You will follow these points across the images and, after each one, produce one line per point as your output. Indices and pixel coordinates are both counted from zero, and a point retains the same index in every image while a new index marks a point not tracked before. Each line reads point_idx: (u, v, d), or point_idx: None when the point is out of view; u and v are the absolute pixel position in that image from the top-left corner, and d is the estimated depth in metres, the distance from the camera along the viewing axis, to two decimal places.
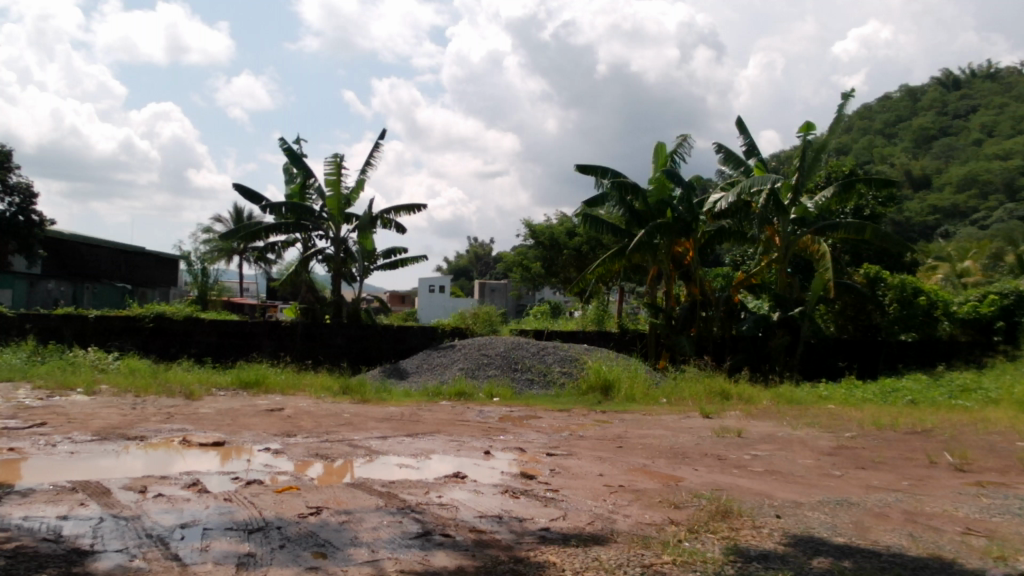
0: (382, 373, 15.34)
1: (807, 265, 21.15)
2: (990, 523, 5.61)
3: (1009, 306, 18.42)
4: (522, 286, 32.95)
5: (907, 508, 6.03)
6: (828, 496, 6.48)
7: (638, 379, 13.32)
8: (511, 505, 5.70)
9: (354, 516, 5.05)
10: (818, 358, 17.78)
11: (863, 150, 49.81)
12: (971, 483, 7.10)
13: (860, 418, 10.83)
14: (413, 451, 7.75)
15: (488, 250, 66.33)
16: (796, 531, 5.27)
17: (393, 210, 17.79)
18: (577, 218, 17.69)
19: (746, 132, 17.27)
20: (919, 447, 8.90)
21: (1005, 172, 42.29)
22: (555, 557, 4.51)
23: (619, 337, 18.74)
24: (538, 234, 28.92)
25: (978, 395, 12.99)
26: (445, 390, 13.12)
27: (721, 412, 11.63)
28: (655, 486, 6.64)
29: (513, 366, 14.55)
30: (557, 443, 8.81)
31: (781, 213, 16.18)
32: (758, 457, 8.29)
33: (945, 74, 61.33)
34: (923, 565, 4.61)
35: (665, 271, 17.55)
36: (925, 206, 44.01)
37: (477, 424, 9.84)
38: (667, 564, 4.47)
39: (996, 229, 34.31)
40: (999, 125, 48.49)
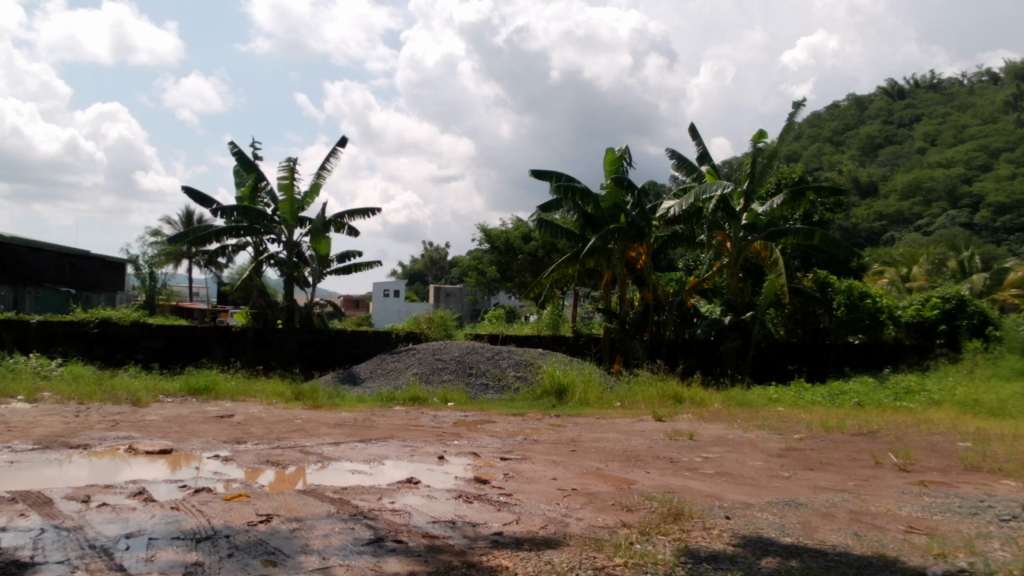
0: (336, 377, 15.27)
1: (757, 270, 21.59)
2: (932, 521, 5.77)
3: (951, 310, 18.87)
4: (477, 289, 32.98)
5: (852, 508, 6.17)
6: (777, 497, 6.60)
7: (593, 382, 13.40)
8: (465, 510, 5.70)
9: (304, 523, 5.00)
10: (768, 362, 18.32)
11: (812, 158, 51.00)
12: (914, 483, 7.30)
13: (809, 419, 11.10)
14: (366, 457, 7.68)
15: (443, 254, 66.36)
16: (745, 532, 5.36)
17: (347, 214, 17.67)
18: (532, 223, 17.76)
19: (698, 139, 17.56)
20: (865, 448, 9.13)
21: (947, 180, 43.64)
22: (509, 561, 4.53)
23: (573, 341, 18.89)
24: (494, 238, 29.02)
25: (922, 396, 13.38)
26: (399, 395, 13.07)
27: (674, 415, 11.76)
28: (608, 489, 6.69)
29: (467, 370, 14.53)
30: (512, 447, 8.85)
31: (732, 219, 16.43)
32: (709, 458, 8.43)
33: (890, 83, 63.04)
34: (868, 563, 4.72)
35: (618, 276, 17.73)
36: (871, 212, 45.02)
37: (431, 429, 9.81)
38: (619, 566, 4.51)
39: (939, 236, 35.47)
40: (942, 134, 50.15)
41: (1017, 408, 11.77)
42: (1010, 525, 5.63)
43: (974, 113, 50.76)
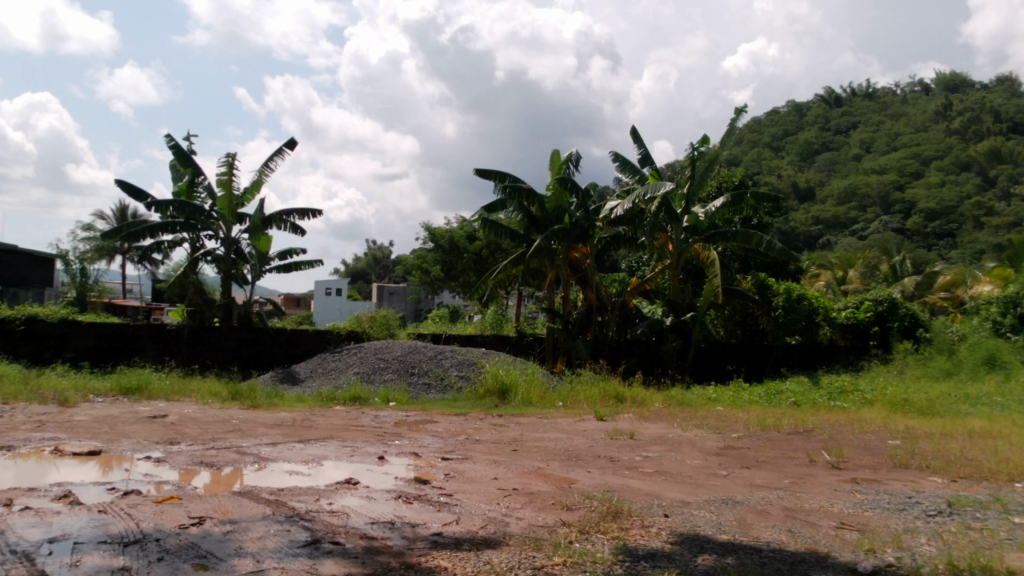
0: (274, 377, 15.00)
1: (698, 271, 22.00)
2: (862, 517, 5.93)
3: (883, 312, 19.30)
4: (421, 289, 32.77)
5: (786, 505, 6.31)
6: (714, 495, 6.71)
7: (535, 382, 13.45)
8: (405, 511, 5.67)
9: (239, 526, 4.90)
10: (707, 362, 18.81)
11: (753, 163, 52.03)
12: (846, 480, 7.50)
13: (746, 419, 11.30)
14: (305, 457, 7.57)
15: (386, 253, 65.78)
16: (682, 530, 5.42)
17: (288, 211, 17.40)
18: (475, 222, 17.71)
19: (640, 141, 17.77)
20: (800, 446, 9.34)
21: (881, 186, 44.95)
22: (447, 561, 4.51)
23: (517, 340, 18.98)
24: (437, 237, 28.90)
25: (855, 396, 13.76)
26: (339, 395, 12.93)
27: (615, 414, 11.93)
28: (549, 489, 6.71)
29: (409, 370, 14.44)
30: (453, 447, 8.81)
31: (673, 220, 16.67)
32: (648, 457, 8.53)
33: (828, 91, 64.71)
34: (800, 559, 4.83)
35: (562, 276, 17.84)
36: (809, 216, 45.88)
37: (372, 429, 9.71)
38: (558, 565, 4.52)
39: (873, 240, 36.46)
40: (876, 142, 51.71)
41: (945, 407, 12.16)
42: (936, 520, 5.82)
43: (907, 123, 53.33)
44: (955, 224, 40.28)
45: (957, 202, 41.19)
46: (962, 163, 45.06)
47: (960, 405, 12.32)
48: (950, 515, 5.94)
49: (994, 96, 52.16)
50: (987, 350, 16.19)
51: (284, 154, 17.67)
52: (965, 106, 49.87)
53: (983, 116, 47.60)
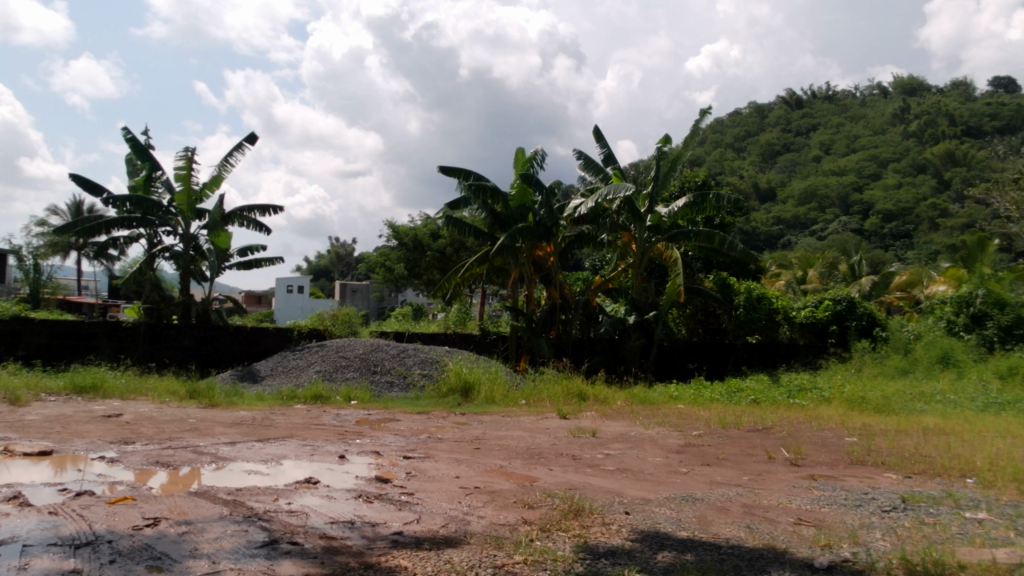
0: (233, 375, 14.81)
1: (661, 270, 22.25)
2: (819, 514, 6.03)
3: (841, 312, 19.47)
4: (384, 287, 32.55)
5: (746, 502, 6.39)
6: (674, 493, 6.76)
7: (498, 380, 13.46)
8: (365, 510, 5.63)
9: (194, 526, 4.83)
10: (669, 360, 18.98)
11: (715, 163, 52.54)
12: (804, 477, 7.61)
13: (707, 417, 11.42)
14: (264, 457, 7.48)
15: (349, 250, 65.24)
16: (642, 527, 5.47)
17: (248, 208, 17.19)
18: (439, 220, 17.65)
19: (604, 141, 17.85)
20: (759, 443, 9.47)
21: (841, 188, 45.71)
22: (407, 561, 4.48)
23: (480, 339, 18.99)
24: (401, 235, 28.74)
25: (813, 394, 13.94)
26: (300, 394, 12.81)
27: (578, 412, 11.96)
28: (511, 487, 6.71)
29: (371, 368, 14.35)
30: (415, 446, 8.77)
31: (636, 219, 16.76)
32: (610, 455, 8.60)
33: (789, 93, 65.64)
34: (758, 555, 4.89)
35: (526, 274, 17.87)
36: (770, 216, 46.39)
37: (333, 428, 9.63)
38: (519, 564, 4.53)
39: (832, 241, 37.02)
40: (836, 144, 52.62)
41: (900, 405, 12.40)
42: (891, 516, 5.93)
43: (866, 125, 54.47)
44: (911, 225, 41.11)
45: (914, 204, 42.05)
46: (918, 165, 46.06)
47: (915, 403, 12.55)
48: (904, 511, 6.06)
49: (949, 100, 53.37)
50: (942, 350, 16.52)
51: (244, 150, 17.46)
52: (921, 109, 51.02)
53: (939, 120, 48.72)
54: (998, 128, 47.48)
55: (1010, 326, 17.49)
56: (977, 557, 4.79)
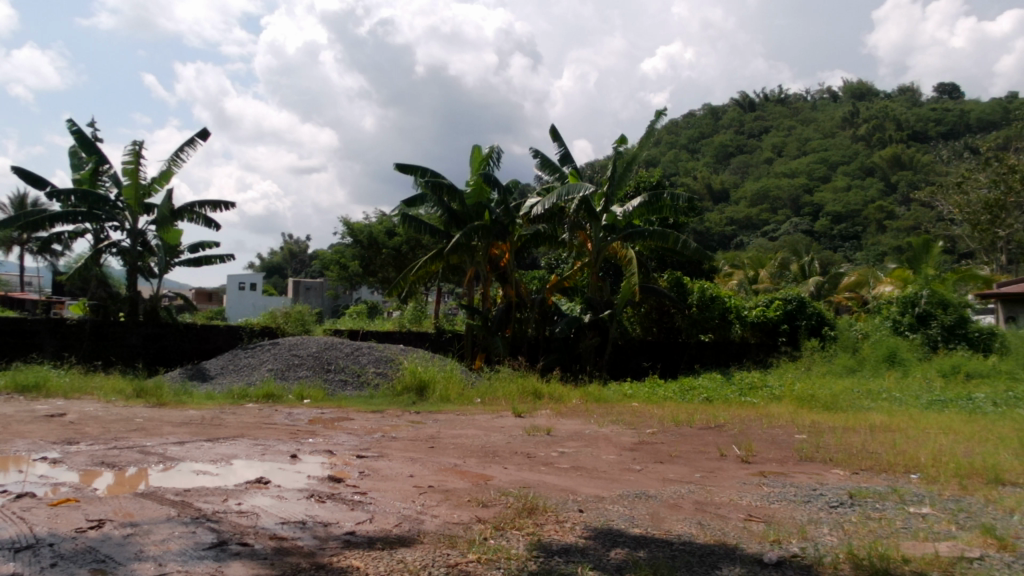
0: (182, 373, 14.56)
1: (616, 269, 22.44)
2: (768, 509, 6.13)
3: (792, 311, 19.85)
4: (338, 284, 32.24)
5: (697, 498, 6.46)
6: (628, 490, 6.82)
7: (453, 378, 13.40)
8: (317, 510, 5.57)
9: (140, 528, 4.72)
10: (623, 359, 19.18)
11: (670, 164, 53.10)
12: (754, 473, 7.73)
13: (661, 414, 11.54)
14: (214, 456, 7.36)
15: (303, 247, 64.48)
16: (596, 525, 5.50)
17: (199, 204, 16.88)
18: (394, 217, 17.53)
19: (560, 140, 17.92)
20: (711, 441, 9.58)
21: (792, 189, 46.56)
22: (359, 561, 4.44)
23: (436, 337, 18.94)
24: (356, 232, 28.55)
25: (764, 392, 14.17)
26: (252, 392, 12.65)
27: (533, 411, 11.95)
28: (465, 486, 6.70)
29: (325, 367, 14.22)
30: (368, 445, 8.69)
31: (592, 218, 16.87)
32: (565, 453, 8.63)
33: (742, 95, 66.68)
34: (709, 551, 4.95)
35: (481, 273, 17.86)
36: (723, 217, 46.83)
37: (285, 428, 9.51)
38: (472, 562, 4.52)
39: (784, 241, 37.66)
40: (787, 146, 53.64)
41: (847, 402, 12.67)
42: (838, 511, 6.06)
43: (816, 129, 55.64)
44: (860, 226, 42.12)
45: (862, 206, 43.12)
46: (866, 168, 47.18)
47: (862, 401, 12.84)
48: (851, 506, 6.19)
49: (896, 105, 54.73)
50: (888, 348, 16.92)
51: (195, 144, 17.14)
52: (870, 114, 52.29)
53: (886, 124, 49.94)
54: (942, 133, 48.65)
55: (953, 326, 18.04)
56: (920, 551, 4.91)
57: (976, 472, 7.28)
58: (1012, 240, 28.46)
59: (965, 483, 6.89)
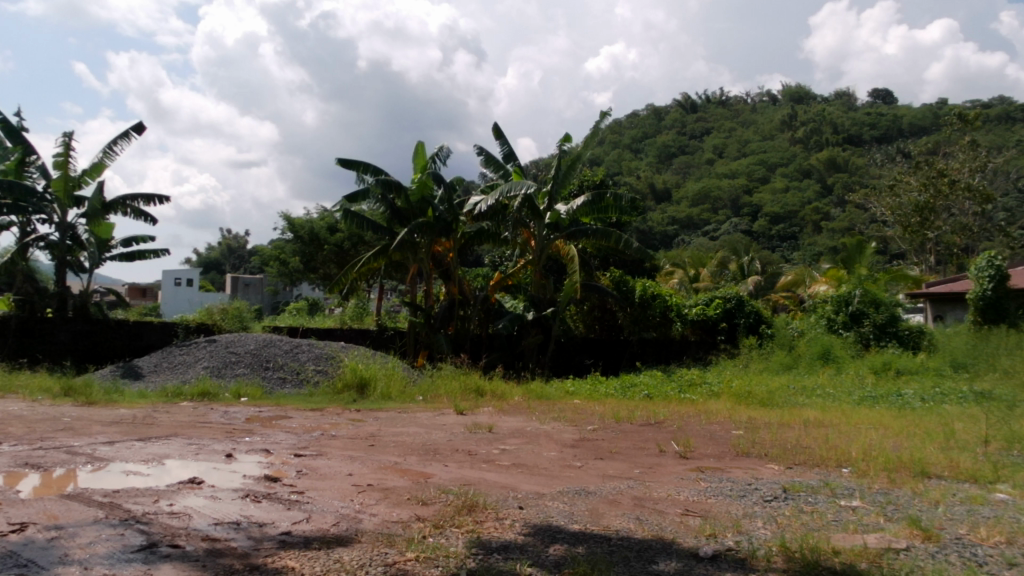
0: (113, 371, 14.15)
1: (559, 267, 22.59)
2: (705, 504, 6.23)
3: (731, 308, 20.11)
4: (278, 280, 31.73)
5: (636, 494, 6.55)
6: (569, 486, 6.88)
7: (395, 376, 13.31)
8: (253, 510, 5.47)
9: (65, 531, 4.58)
10: (566, 356, 19.48)
11: (614, 163, 53.59)
12: (692, 469, 7.85)
13: (601, 411, 11.64)
14: (146, 456, 7.18)
15: (243, 243, 63.28)
16: (535, 522, 5.51)
17: (132, 197, 16.43)
18: (336, 213, 17.32)
19: (505, 138, 17.94)
20: (650, 437, 9.69)
21: (732, 190, 47.47)
22: (295, 561, 4.38)
23: (377, 334, 18.81)
24: (298, 228, 28.16)
25: (703, 389, 14.43)
26: (187, 390, 12.38)
27: (475, 408, 11.96)
28: (404, 484, 6.66)
29: (263, 364, 13.99)
30: (307, 444, 8.58)
31: (535, 217, 16.93)
32: (506, 450, 8.65)
33: (684, 96, 67.84)
34: (647, 546, 5.01)
35: (424, 270, 17.79)
36: (665, 216, 47.16)
37: (220, 426, 9.34)
38: (410, 561, 4.50)
39: (724, 241, 38.26)
40: (728, 148, 54.76)
41: (783, 399, 12.96)
42: (772, 505, 6.19)
43: (756, 132, 56.84)
44: (796, 227, 43.16)
45: (799, 207, 44.38)
46: (803, 170, 48.38)
47: (797, 397, 13.17)
48: (784, 500, 6.34)
49: (832, 109, 56.30)
50: (822, 346, 17.39)
51: (129, 137, 16.69)
52: (807, 118, 53.74)
53: (823, 128, 51.33)
54: (876, 137, 50.16)
55: (884, 324, 18.60)
56: (850, 542, 5.05)
57: (903, 465, 7.53)
58: (939, 242, 29.47)
59: (894, 476, 7.11)
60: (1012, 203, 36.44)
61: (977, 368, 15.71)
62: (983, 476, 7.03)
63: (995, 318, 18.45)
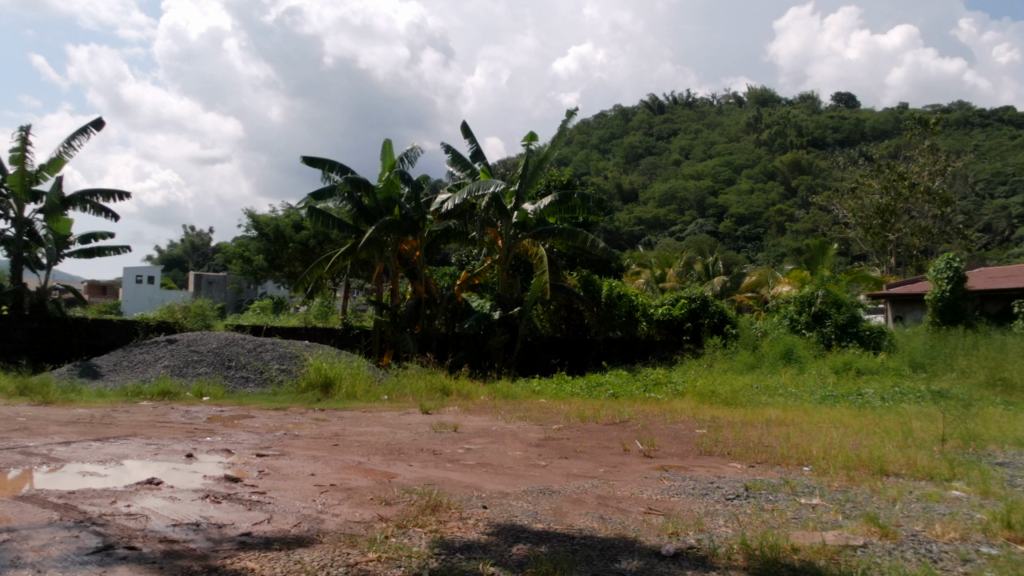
0: (71, 370, 13.89)
1: (526, 266, 22.61)
2: (668, 503, 6.29)
3: (696, 309, 20.22)
4: (242, 278, 31.38)
5: (600, 493, 6.59)
6: (532, 485, 6.89)
7: (360, 375, 13.24)
8: (212, 511, 5.41)
9: (17, 534, 4.49)
10: (533, 356, 19.58)
11: (581, 164, 53.79)
12: (656, 468, 7.93)
13: (567, 411, 11.66)
14: (103, 457, 7.07)
15: (206, 240, 62.42)
16: (499, 521, 5.52)
17: (91, 193, 16.15)
18: (302, 210, 17.17)
19: (472, 136, 17.93)
20: (615, 436, 9.77)
21: (698, 191, 47.93)
22: (255, 563, 4.34)
23: (343, 333, 18.71)
24: (262, 226, 27.86)
25: (668, 388, 14.57)
26: (147, 390, 12.19)
27: (441, 407, 11.93)
28: (368, 484, 6.63)
29: (226, 363, 13.84)
30: (269, 443, 8.50)
31: (502, 216, 16.95)
32: (471, 450, 8.63)
33: (652, 98, 68.42)
34: (609, 545, 5.05)
35: (391, 269, 17.72)
36: (632, 217, 47.30)
37: (181, 426, 9.23)
38: (372, 561, 4.48)
39: (690, 241, 38.58)
40: (694, 150, 55.34)
41: (746, 398, 13.13)
42: (733, 503, 6.27)
43: (721, 134, 57.43)
44: (761, 228, 43.66)
45: (763, 208, 44.94)
46: (768, 172, 49.00)
47: (760, 396, 13.34)
48: (746, 498, 6.43)
49: (797, 112, 57.13)
50: (785, 345, 17.63)
51: (88, 133, 16.39)
52: (772, 120, 54.49)
53: (787, 130, 52.06)
54: (839, 140, 50.93)
55: (846, 324, 18.91)
56: (808, 540, 5.13)
57: (862, 463, 7.67)
58: (900, 244, 30.01)
59: (852, 474, 7.24)
60: (970, 207, 37.25)
61: (935, 368, 16.04)
62: (939, 474, 7.18)
63: (952, 319, 18.82)
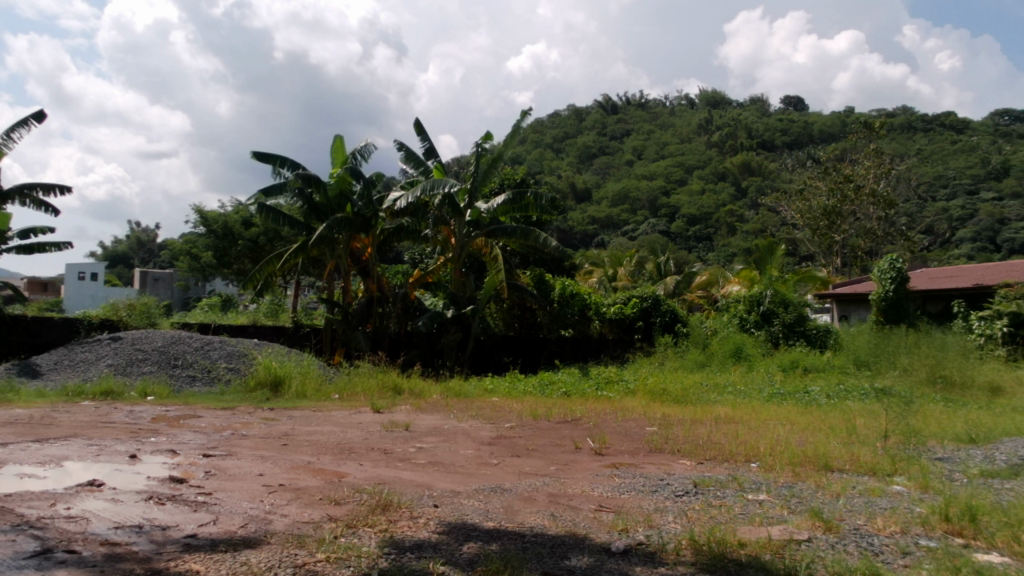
0: (9, 369, 13.49)
1: (479, 264, 22.61)
2: (618, 500, 6.34)
3: (647, 308, 20.56)
4: (189, 275, 30.78)
5: (551, 491, 6.61)
6: (484, 485, 6.87)
7: (310, 374, 13.09)
8: (156, 512, 5.30)
9: None
10: (486, 355, 19.58)
11: (535, 163, 53.89)
12: (607, 466, 7.97)
13: (519, 409, 11.66)
14: (42, 458, 6.87)
15: (152, 236, 61.03)
16: (450, 520, 5.52)
17: (30, 187, 15.68)
18: (251, 207, 16.92)
19: (425, 134, 17.86)
20: (567, 434, 9.81)
21: (649, 191, 48.44)
22: (200, 565, 4.26)
23: (293, 332, 18.47)
24: (209, 222, 27.22)
25: (619, 386, 14.68)
26: (89, 389, 11.89)
27: (392, 407, 11.81)
28: (317, 484, 6.56)
29: (171, 362, 13.58)
30: (216, 444, 8.35)
31: (456, 215, 16.91)
32: (422, 449, 8.57)
33: (605, 98, 69.00)
34: (560, 542, 5.07)
35: (342, 266, 17.54)
36: (585, 216, 47.47)
37: (124, 426, 9.02)
38: (320, 562, 4.44)
39: (642, 241, 38.93)
40: (647, 151, 55.96)
41: (696, 395, 13.34)
42: (682, 499, 6.35)
43: (673, 134, 58.13)
44: (712, 229, 44.31)
45: (714, 209, 45.60)
46: (718, 173, 49.75)
47: (709, 394, 13.52)
48: (695, 494, 6.52)
49: (747, 114, 58.13)
50: (734, 343, 17.91)
51: (29, 125, 15.92)
52: (722, 122, 55.34)
53: (738, 132, 52.92)
54: (788, 143, 51.87)
55: (793, 324, 19.30)
56: (755, 535, 5.21)
57: (808, 459, 7.83)
58: (845, 244, 30.70)
59: (798, 470, 7.38)
60: (913, 209, 38.23)
61: (878, 366, 16.44)
62: (881, 469, 7.37)
63: (895, 318, 19.33)
